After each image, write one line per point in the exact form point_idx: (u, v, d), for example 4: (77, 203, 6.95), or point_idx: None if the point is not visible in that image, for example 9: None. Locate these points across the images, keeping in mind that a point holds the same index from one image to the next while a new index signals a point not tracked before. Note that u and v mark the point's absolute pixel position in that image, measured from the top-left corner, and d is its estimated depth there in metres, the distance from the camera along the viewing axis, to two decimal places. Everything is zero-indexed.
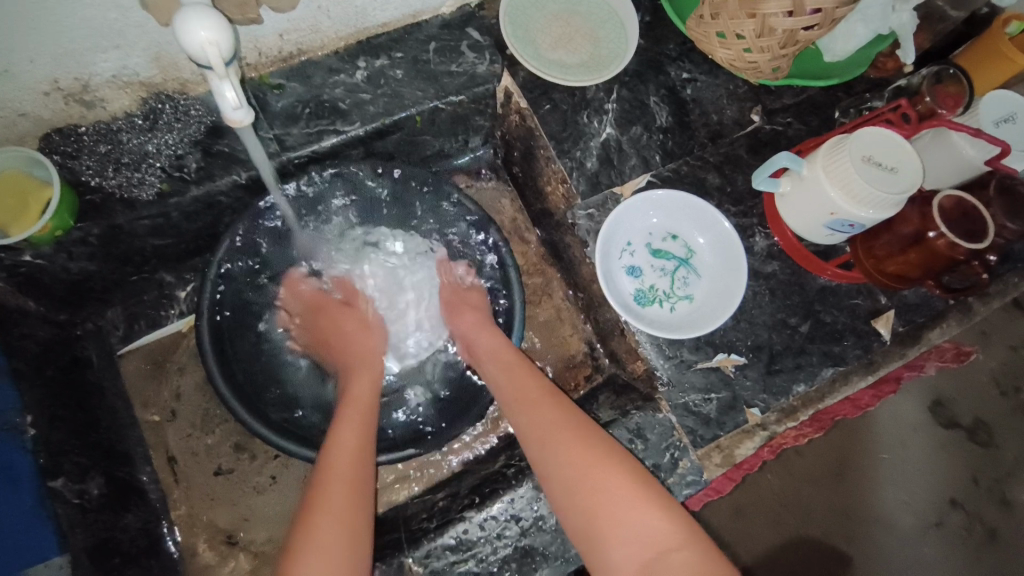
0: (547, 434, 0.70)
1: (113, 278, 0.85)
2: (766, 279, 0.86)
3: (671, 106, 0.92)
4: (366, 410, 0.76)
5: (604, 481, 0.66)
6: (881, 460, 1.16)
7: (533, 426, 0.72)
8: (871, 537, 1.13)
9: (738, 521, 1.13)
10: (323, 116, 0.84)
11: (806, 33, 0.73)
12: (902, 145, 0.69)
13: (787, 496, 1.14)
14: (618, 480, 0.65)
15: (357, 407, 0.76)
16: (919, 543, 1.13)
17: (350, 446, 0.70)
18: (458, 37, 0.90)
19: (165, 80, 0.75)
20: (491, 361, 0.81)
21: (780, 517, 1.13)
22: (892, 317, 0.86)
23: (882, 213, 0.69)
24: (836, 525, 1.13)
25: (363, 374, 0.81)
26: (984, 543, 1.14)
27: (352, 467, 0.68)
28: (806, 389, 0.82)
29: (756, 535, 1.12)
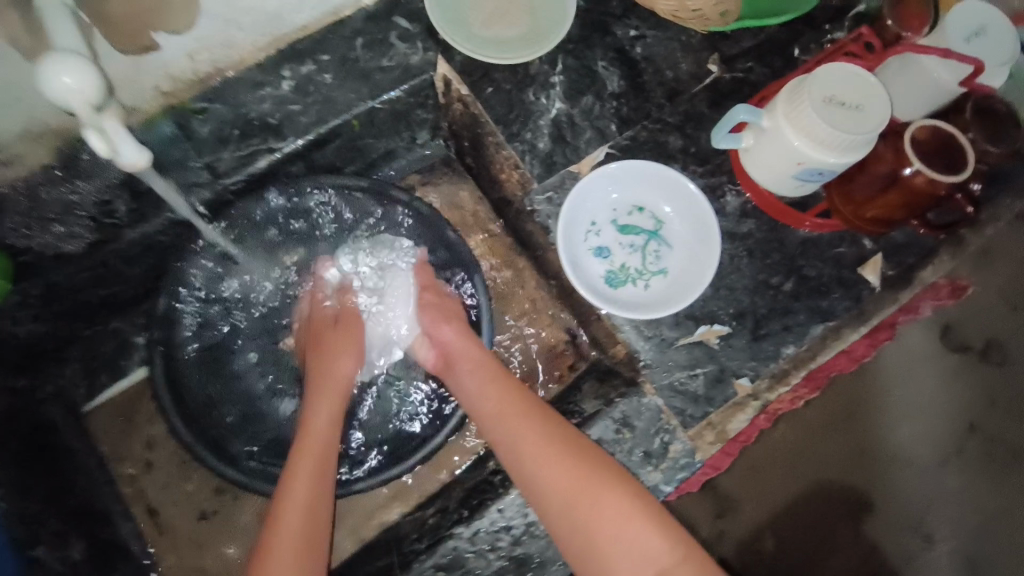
0: (535, 451, 0.68)
1: (65, 334, 0.83)
2: (742, 240, 0.81)
3: (622, 69, 0.86)
4: (328, 445, 0.73)
5: (599, 501, 0.64)
6: (893, 397, 1.12)
7: (521, 448, 0.68)
8: (888, 474, 1.11)
9: (751, 477, 1.10)
10: (256, 134, 0.81)
11: None
12: (865, 79, 0.63)
13: (798, 445, 1.11)
14: (614, 499, 0.64)
15: (313, 442, 0.72)
16: (938, 474, 1.10)
17: (311, 456, 0.71)
18: (387, 28, 0.84)
19: None
20: (471, 376, 0.76)
21: (793, 467, 1.10)
22: (881, 262, 0.81)
23: (852, 154, 0.64)
24: (852, 467, 1.11)
25: (325, 394, 0.77)
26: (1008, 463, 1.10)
27: (315, 466, 0.70)
28: (796, 350, 0.78)
29: (767, 490, 1.10)
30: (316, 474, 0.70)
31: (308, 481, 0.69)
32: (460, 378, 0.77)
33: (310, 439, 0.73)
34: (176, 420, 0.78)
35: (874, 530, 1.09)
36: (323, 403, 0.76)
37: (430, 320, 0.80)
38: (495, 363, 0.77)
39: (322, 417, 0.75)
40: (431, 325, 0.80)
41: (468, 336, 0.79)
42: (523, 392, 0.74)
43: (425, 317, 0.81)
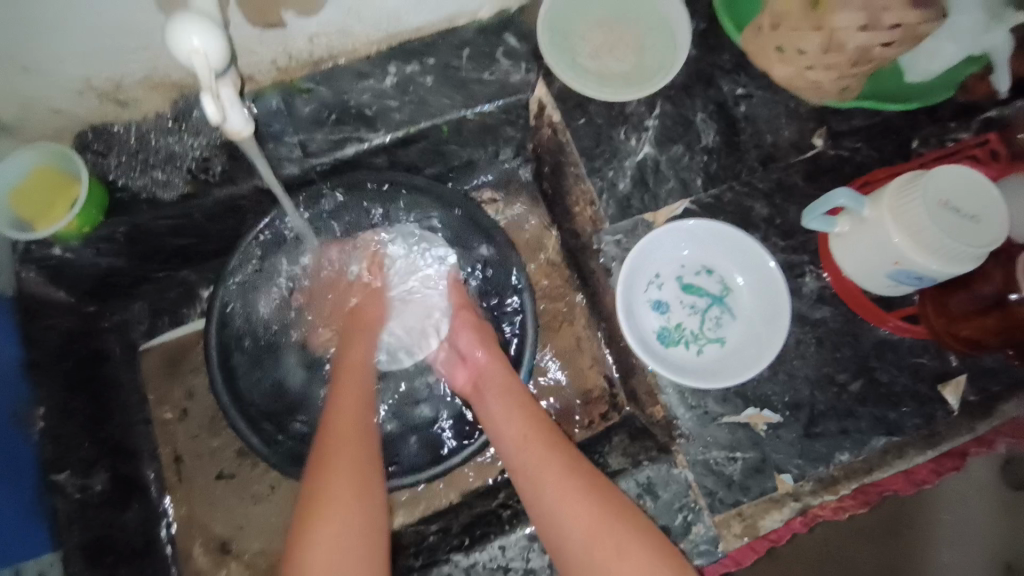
0: (557, 484, 0.65)
1: (139, 274, 0.88)
2: (814, 326, 0.77)
3: (720, 125, 0.83)
4: (366, 428, 0.71)
5: (623, 539, 0.61)
6: (942, 517, 0.98)
7: (538, 475, 0.67)
8: None
9: (769, 562, 0.99)
10: (348, 123, 0.82)
11: (883, 51, 0.62)
12: (990, 189, 0.58)
13: (827, 539, 1.00)
14: (637, 540, 0.61)
15: (350, 423, 0.70)
16: None
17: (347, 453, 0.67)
18: (493, 43, 0.86)
19: (195, 83, 0.75)
20: (495, 398, 0.75)
21: (818, 562, 0.99)
22: (964, 384, 0.74)
23: (957, 267, 0.59)
24: None
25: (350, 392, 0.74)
26: None
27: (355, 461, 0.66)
28: (850, 459, 0.72)
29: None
30: (360, 408, 0.72)
31: (354, 453, 0.67)
32: (484, 399, 0.76)
33: (346, 409, 0.72)
34: (217, 387, 0.79)
35: None
36: (351, 399, 0.73)
37: (466, 341, 0.82)
38: (525, 391, 0.76)
39: (363, 416, 0.72)
40: (468, 344, 0.82)
41: (499, 360, 0.80)
42: (550, 426, 0.72)
43: (462, 336, 0.83)
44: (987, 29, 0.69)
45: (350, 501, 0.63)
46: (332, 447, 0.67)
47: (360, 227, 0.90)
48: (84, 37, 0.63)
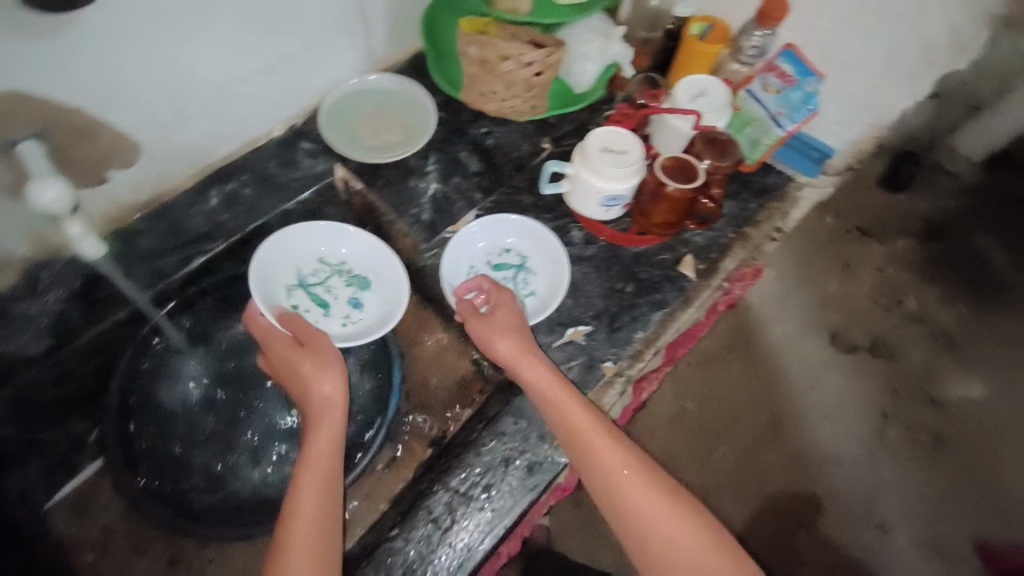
0: (600, 456, 0.80)
1: (25, 437, 0.91)
2: (589, 260, 1.06)
3: (479, 155, 1.15)
4: (331, 469, 0.78)
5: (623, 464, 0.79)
6: (808, 399, 1.39)
7: (591, 448, 0.81)
8: (824, 471, 1.34)
9: (688, 458, 1.33)
10: (192, 241, 1.01)
11: (537, 78, 0.97)
12: (624, 132, 0.92)
13: (742, 459, 1.34)
14: (630, 466, 0.79)
15: (318, 466, 0.77)
16: (867, 462, 1.35)
17: (316, 493, 0.75)
18: (292, 149, 1.10)
19: (39, 252, 0.83)
20: (534, 380, 0.85)
21: (743, 480, 1.32)
22: (692, 259, 1.07)
23: (626, 182, 0.91)
24: (792, 472, 1.33)
25: (319, 443, 0.79)
26: (931, 447, 1.36)
27: (319, 496, 0.75)
28: (644, 334, 1.01)
29: (687, 462, 1.32)
30: (328, 457, 0.79)
31: (315, 495, 0.75)
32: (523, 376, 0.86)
33: (312, 459, 0.78)
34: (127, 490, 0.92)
35: (829, 525, 1.30)
36: (318, 450, 0.79)
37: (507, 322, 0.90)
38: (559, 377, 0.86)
39: (320, 448, 0.79)
40: (508, 347, 0.88)
41: (520, 341, 0.88)
42: (586, 405, 0.85)
43: (499, 311, 0.92)
44: (605, 48, 1.08)
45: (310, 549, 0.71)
46: (295, 494, 0.75)
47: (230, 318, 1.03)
48: None
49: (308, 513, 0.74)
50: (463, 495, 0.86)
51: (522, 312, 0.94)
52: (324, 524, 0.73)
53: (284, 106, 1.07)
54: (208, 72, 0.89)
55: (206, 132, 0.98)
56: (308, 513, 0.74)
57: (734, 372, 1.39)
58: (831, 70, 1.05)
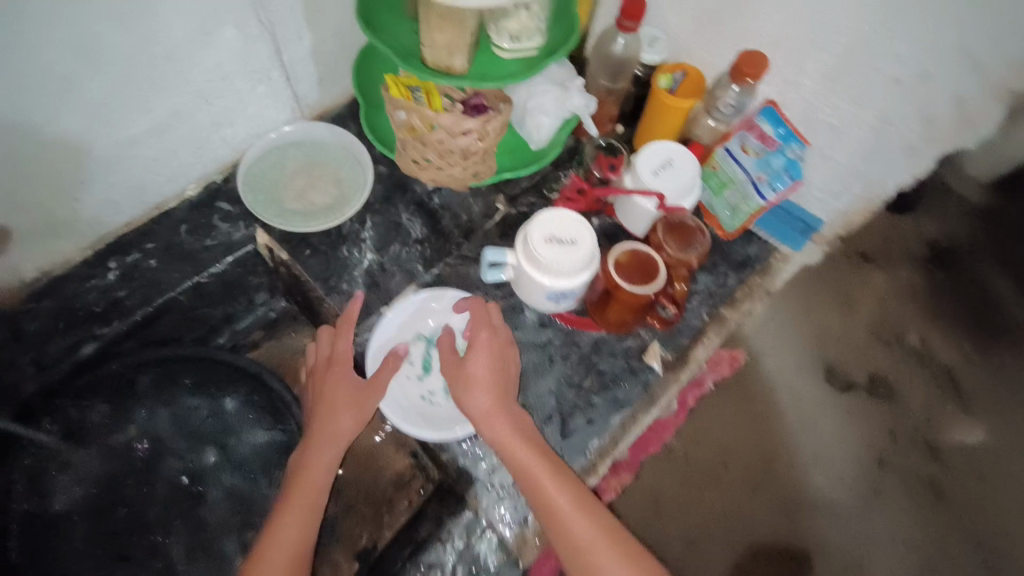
0: (565, 498, 0.74)
1: None
2: (542, 347, 0.93)
3: (423, 218, 1.01)
4: (320, 489, 0.77)
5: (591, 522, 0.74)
6: (800, 441, 1.19)
7: (545, 484, 0.75)
8: (812, 524, 1.15)
9: (660, 514, 1.16)
10: (79, 323, 0.89)
11: (477, 147, 0.83)
12: (573, 218, 0.78)
13: (724, 508, 1.16)
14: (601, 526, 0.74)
15: (305, 482, 0.76)
16: (862, 515, 1.15)
17: (305, 488, 0.76)
18: (207, 212, 0.97)
19: None
20: (500, 426, 0.78)
21: (725, 532, 1.15)
22: (659, 347, 0.94)
23: (575, 280, 0.78)
24: (780, 523, 1.15)
25: (317, 461, 0.78)
26: (935, 502, 1.13)
27: (311, 488, 0.77)
28: (600, 441, 0.88)
29: (674, 512, 1.15)
30: (327, 447, 0.79)
31: (304, 515, 0.75)
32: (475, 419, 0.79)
33: (303, 479, 0.76)
34: None
35: None
36: (315, 472, 0.78)
37: (485, 362, 0.80)
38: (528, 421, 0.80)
39: (318, 470, 0.78)
40: (484, 404, 0.79)
41: (500, 365, 0.81)
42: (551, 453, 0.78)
43: (474, 355, 0.81)
44: (564, 101, 0.93)
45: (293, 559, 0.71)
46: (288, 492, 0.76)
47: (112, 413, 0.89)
48: None
49: (294, 507, 0.75)
50: None
51: (508, 358, 0.83)
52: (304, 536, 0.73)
53: (196, 164, 0.94)
54: (89, 140, 0.77)
55: (96, 202, 0.85)
56: (294, 505, 0.75)
57: (725, 413, 1.20)
58: (820, 137, 0.89)
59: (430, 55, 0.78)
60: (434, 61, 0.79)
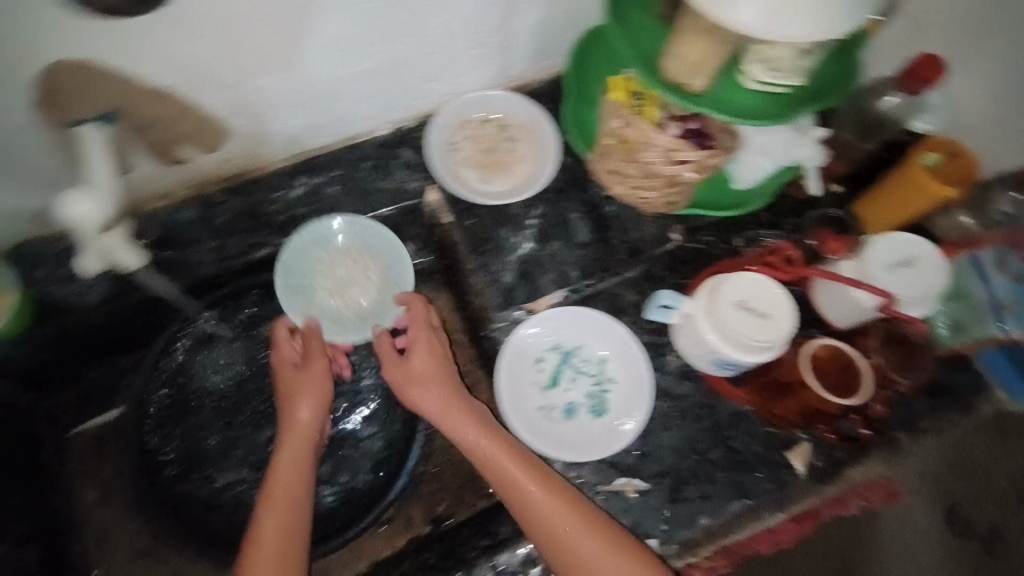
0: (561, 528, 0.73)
1: (73, 365, 0.96)
2: (677, 400, 0.86)
3: (591, 223, 0.96)
4: (292, 494, 0.78)
5: (580, 535, 0.73)
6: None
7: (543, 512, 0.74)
8: None
9: None
10: (261, 229, 0.96)
11: (687, 177, 0.74)
12: (776, 288, 0.68)
13: None
14: (591, 535, 0.73)
15: (297, 452, 0.81)
16: None
17: (277, 513, 0.76)
18: (390, 156, 0.97)
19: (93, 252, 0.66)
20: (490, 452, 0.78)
21: None
22: (807, 450, 0.84)
23: (755, 358, 0.68)
24: None
25: (291, 454, 0.81)
26: None
27: (282, 498, 0.77)
28: (710, 521, 0.82)
29: None
30: (293, 451, 0.81)
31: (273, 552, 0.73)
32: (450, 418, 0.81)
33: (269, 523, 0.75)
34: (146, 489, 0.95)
35: None
36: (283, 466, 0.80)
37: (421, 364, 0.83)
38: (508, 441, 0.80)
39: (291, 471, 0.80)
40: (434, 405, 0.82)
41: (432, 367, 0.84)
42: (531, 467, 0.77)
43: (415, 356, 0.84)
44: (790, 145, 0.80)
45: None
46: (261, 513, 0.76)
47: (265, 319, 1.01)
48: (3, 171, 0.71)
49: (267, 534, 0.74)
50: None
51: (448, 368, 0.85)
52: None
53: (394, 107, 0.93)
54: (312, 75, 0.78)
55: (303, 125, 0.88)
56: (269, 525, 0.75)
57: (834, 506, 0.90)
58: None
59: (670, 67, 0.68)
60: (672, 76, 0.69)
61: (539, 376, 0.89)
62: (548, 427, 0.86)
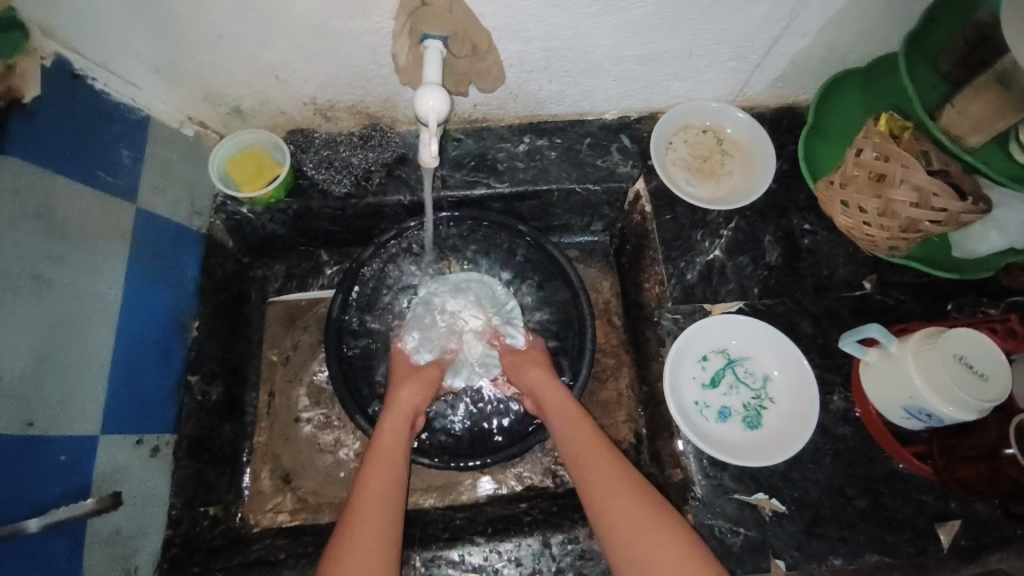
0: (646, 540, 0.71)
1: (289, 243, 1.08)
2: (834, 439, 0.87)
3: (783, 249, 0.98)
4: (397, 456, 0.84)
5: (657, 537, 0.71)
6: None
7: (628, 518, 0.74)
8: None
9: None
10: (482, 171, 1.03)
11: (930, 225, 0.77)
12: (1000, 354, 0.70)
13: None
14: (670, 536, 0.71)
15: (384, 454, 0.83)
16: None
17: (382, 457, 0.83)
18: (610, 139, 1.06)
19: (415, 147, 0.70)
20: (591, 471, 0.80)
21: None
22: (958, 528, 0.82)
23: (960, 412, 0.70)
24: None
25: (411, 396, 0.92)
26: None
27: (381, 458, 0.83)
28: (843, 565, 0.81)
29: None
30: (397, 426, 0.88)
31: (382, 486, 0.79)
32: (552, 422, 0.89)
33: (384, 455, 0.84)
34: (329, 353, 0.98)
35: None
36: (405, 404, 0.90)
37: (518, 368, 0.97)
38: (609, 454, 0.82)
39: (399, 435, 0.87)
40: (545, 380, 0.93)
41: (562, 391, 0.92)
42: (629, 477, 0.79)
43: (528, 369, 0.95)
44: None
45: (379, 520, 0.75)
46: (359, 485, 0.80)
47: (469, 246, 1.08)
48: (336, 58, 0.85)
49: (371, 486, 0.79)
50: (553, 562, 0.82)
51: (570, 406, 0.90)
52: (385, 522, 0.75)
53: (632, 97, 1.02)
54: (597, 49, 0.88)
55: (555, 90, 0.98)
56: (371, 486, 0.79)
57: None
58: None
59: (952, 115, 0.80)
60: (944, 123, 0.81)
61: (705, 376, 0.92)
62: (711, 428, 0.89)
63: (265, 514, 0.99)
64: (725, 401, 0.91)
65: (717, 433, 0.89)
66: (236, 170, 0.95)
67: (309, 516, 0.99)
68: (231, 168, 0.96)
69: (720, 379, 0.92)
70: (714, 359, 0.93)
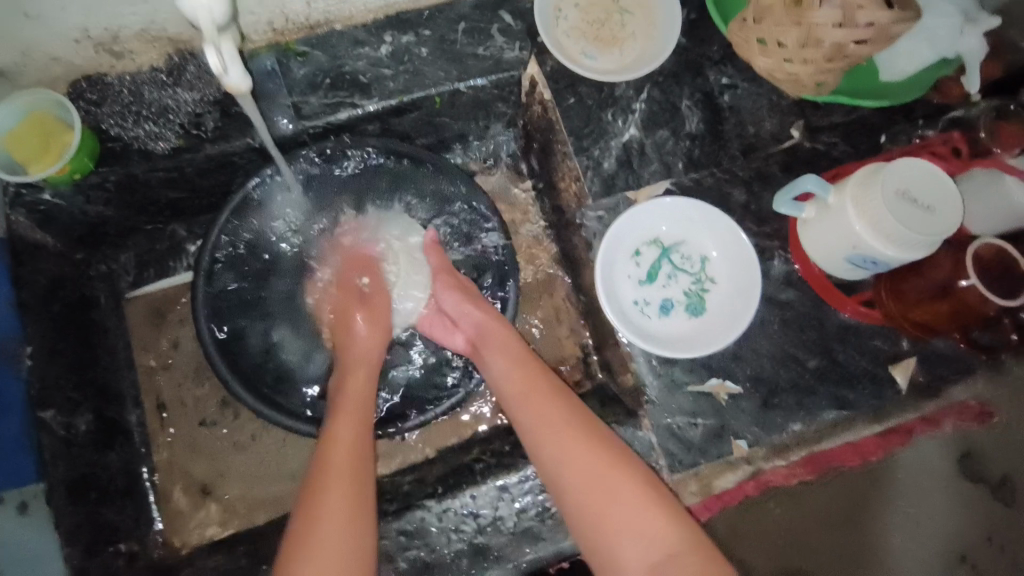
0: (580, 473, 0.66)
1: (129, 225, 0.88)
2: (779, 307, 0.82)
3: (704, 112, 0.86)
4: (365, 419, 0.73)
5: (615, 480, 0.65)
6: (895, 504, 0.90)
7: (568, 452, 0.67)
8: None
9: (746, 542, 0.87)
10: (342, 88, 0.84)
11: (856, 47, 0.67)
12: (943, 180, 0.64)
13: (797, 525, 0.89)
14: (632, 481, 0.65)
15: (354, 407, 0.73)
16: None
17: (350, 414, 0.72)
18: (488, 18, 0.88)
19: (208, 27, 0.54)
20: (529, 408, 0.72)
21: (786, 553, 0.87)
22: (912, 365, 0.81)
23: (904, 253, 0.65)
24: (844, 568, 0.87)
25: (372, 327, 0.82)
26: None
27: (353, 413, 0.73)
28: (802, 429, 0.79)
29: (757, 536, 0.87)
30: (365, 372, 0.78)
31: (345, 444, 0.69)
32: (484, 357, 0.79)
33: (344, 403, 0.74)
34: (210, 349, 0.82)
35: None
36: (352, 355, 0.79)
37: (452, 300, 0.83)
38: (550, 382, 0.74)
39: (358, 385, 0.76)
40: (454, 304, 0.82)
41: (494, 317, 0.81)
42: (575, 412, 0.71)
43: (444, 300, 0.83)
44: (960, 33, 0.77)
45: (342, 487, 0.65)
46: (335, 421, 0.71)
47: (363, 184, 0.90)
48: None
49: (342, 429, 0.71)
50: (513, 504, 0.76)
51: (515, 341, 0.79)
52: (356, 494, 0.65)
53: None
54: None
55: None
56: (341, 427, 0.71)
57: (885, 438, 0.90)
58: None
59: None
60: None
61: (639, 270, 0.84)
62: (655, 325, 0.82)
63: (192, 533, 0.88)
64: (666, 293, 0.84)
65: (662, 330, 0.82)
66: (17, 144, 0.75)
67: (243, 521, 0.89)
68: (8, 142, 0.75)
69: (657, 270, 0.84)
70: (648, 250, 0.84)
